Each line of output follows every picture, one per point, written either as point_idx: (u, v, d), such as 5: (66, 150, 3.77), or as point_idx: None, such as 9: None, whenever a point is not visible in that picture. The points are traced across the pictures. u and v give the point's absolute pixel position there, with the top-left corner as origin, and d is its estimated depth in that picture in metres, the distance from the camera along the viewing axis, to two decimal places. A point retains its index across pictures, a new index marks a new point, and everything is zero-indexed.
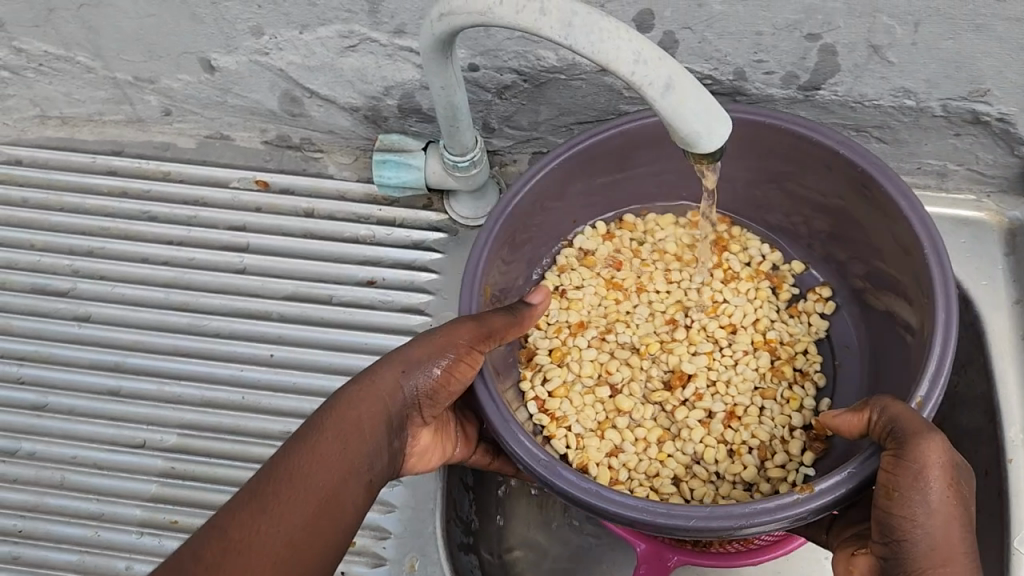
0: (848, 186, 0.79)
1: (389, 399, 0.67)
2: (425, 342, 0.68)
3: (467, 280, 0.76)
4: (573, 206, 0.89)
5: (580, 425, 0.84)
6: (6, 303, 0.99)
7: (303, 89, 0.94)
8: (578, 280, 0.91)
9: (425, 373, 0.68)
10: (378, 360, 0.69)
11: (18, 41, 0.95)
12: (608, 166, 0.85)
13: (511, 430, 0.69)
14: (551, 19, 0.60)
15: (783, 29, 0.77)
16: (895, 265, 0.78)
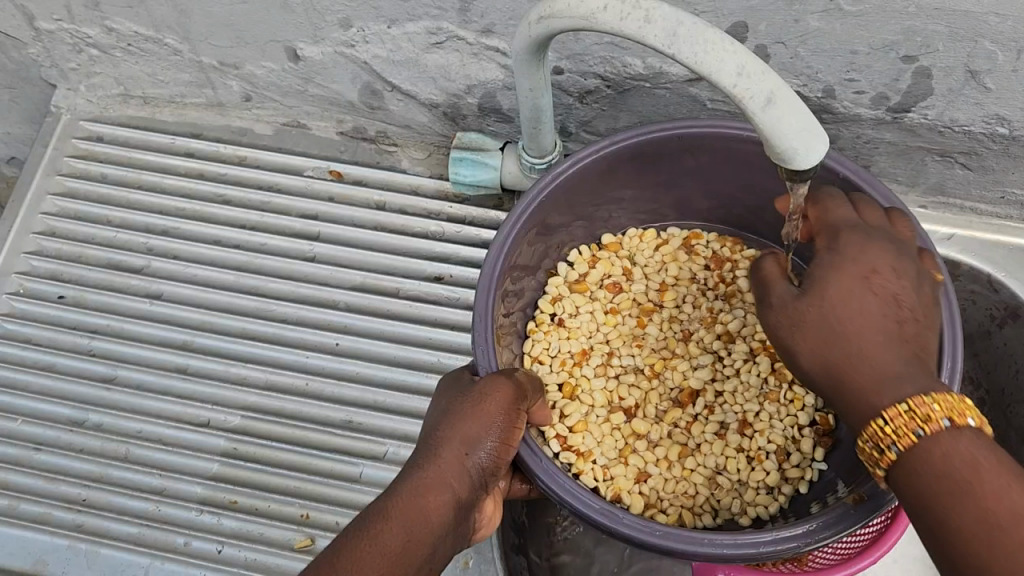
0: None
1: (452, 485, 0.60)
2: (474, 415, 0.62)
3: (481, 328, 0.69)
4: (569, 227, 0.85)
5: (603, 455, 0.81)
6: (81, 276, 1.01)
7: (385, 83, 0.95)
8: (573, 306, 0.87)
9: (482, 448, 0.61)
10: (427, 445, 0.62)
11: (110, 20, 0.96)
12: (604, 183, 0.80)
13: (562, 483, 0.64)
14: (656, 28, 0.59)
15: (879, 49, 0.76)
16: None
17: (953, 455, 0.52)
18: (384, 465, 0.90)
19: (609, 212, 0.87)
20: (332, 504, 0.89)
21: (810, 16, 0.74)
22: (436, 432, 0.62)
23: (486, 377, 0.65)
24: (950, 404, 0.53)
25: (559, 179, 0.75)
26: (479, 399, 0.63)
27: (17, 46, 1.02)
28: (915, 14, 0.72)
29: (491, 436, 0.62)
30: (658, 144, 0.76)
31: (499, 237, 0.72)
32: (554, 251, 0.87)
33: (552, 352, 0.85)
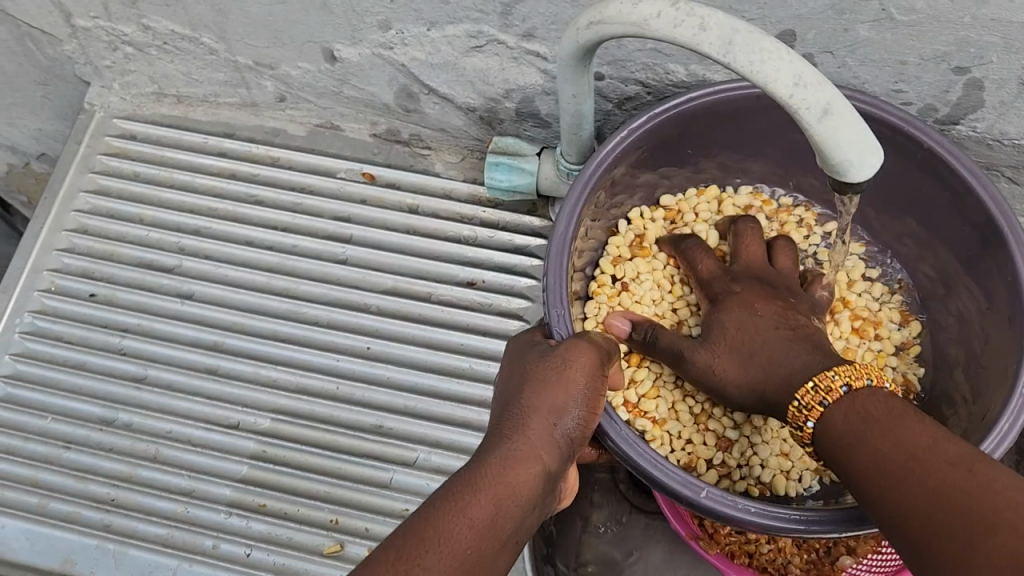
0: (920, 172, 0.78)
1: (541, 453, 0.61)
2: (559, 383, 0.64)
3: (556, 285, 0.72)
4: (632, 187, 0.87)
5: (677, 423, 0.83)
6: (112, 274, 1.01)
7: (422, 86, 0.94)
8: (636, 273, 0.88)
9: (569, 417, 0.63)
10: (513, 414, 0.63)
11: (148, 19, 0.96)
12: (668, 144, 0.83)
13: (646, 455, 0.66)
14: (710, 35, 0.58)
15: (930, 60, 0.75)
16: (964, 247, 0.78)
17: (861, 403, 0.60)
18: (415, 471, 0.89)
19: (669, 174, 0.89)
20: (361, 510, 0.88)
21: (861, 25, 0.73)
22: (522, 402, 0.63)
23: (564, 343, 0.67)
24: (849, 369, 0.63)
25: (633, 134, 0.77)
26: (561, 366, 0.64)
27: (53, 43, 1.02)
28: (969, 25, 0.70)
29: (576, 405, 0.63)
30: (731, 102, 0.79)
31: (565, 202, 0.74)
32: (614, 211, 0.88)
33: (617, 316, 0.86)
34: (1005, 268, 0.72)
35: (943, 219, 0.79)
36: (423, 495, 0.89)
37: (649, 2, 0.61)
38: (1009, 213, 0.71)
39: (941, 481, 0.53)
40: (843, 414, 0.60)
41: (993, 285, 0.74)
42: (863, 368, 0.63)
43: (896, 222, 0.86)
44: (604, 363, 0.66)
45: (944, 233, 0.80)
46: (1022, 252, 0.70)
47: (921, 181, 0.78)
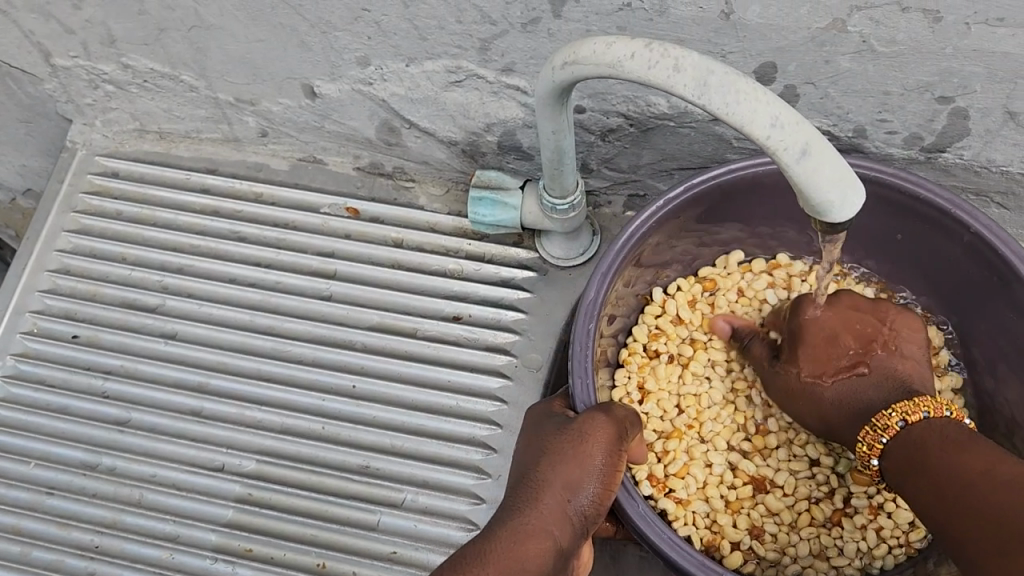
0: (962, 252, 0.78)
1: (554, 529, 0.63)
2: (574, 458, 0.65)
3: (580, 355, 0.74)
4: (665, 258, 0.88)
5: (703, 502, 0.83)
6: (95, 315, 1.00)
7: (403, 121, 0.93)
8: (672, 347, 0.88)
9: (584, 493, 0.65)
10: (528, 488, 0.65)
11: (126, 57, 0.95)
12: (700, 219, 0.84)
13: (663, 534, 0.69)
14: (685, 76, 0.57)
15: (913, 90, 0.74)
16: (1004, 327, 0.78)
17: (915, 438, 0.69)
18: (403, 513, 0.88)
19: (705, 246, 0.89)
20: (349, 553, 0.87)
21: (841, 56, 0.72)
22: (537, 476, 0.65)
23: (581, 416, 0.68)
24: (907, 405, 0.71)
25: (667, 207, 0.78)
26: (577, 440, 0.66)
27: (33, 82, 1.01)
28: (951, 55, 0.69)
29: (592, 481, 0.65)
30: (769, 174, 0.80)
31: (591, 276, 0.76)
32: (649, 278, 0.88)
33: (646, 386, 0.86)
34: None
35: (982, 295, 0.79)
36: (411, 536, 0.87)
37: (623, 43, 0.60)
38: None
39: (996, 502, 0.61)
40: (903, 446, 0.69)
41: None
42: (922, 401, 0.71)
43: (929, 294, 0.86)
44: (621, 438, 0.67)
45: (983, 308, 0.80)
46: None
47: (961, 256, 0.79)
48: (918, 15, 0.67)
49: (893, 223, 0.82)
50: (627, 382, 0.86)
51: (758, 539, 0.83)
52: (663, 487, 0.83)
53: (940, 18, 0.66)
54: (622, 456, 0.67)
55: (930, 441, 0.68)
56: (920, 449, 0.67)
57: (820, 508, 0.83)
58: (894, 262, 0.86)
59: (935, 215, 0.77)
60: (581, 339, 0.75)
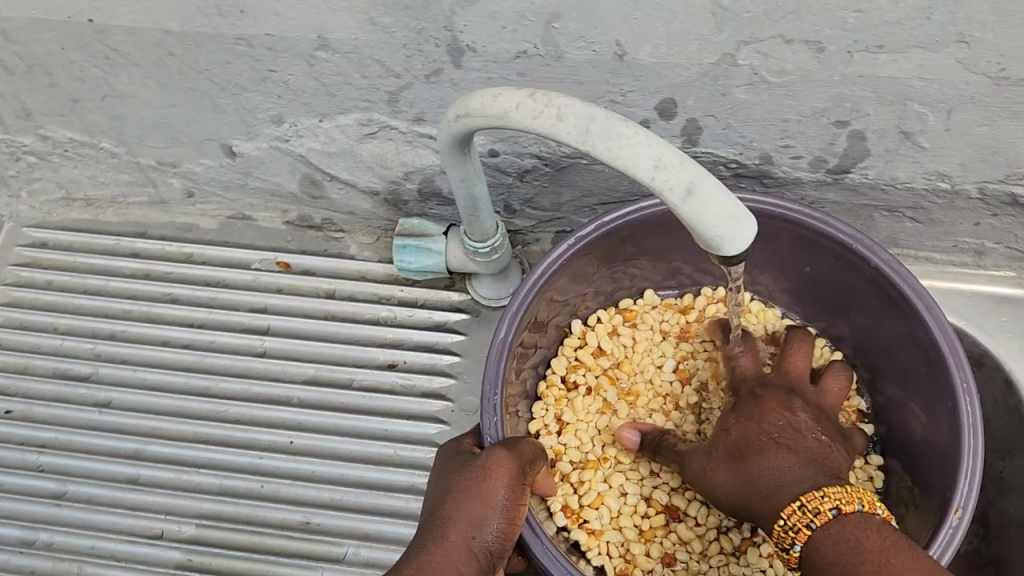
0: (863, 282, 0.80)
1: (458, 566, 0.62)
2: (477, 493, 0.65)
3: (490, 392, 0.75)
4: (581, 293, 0.90)
5: (616, 532, 0.85)
6: (27, 388, 0.99)
7: (324, 174, 0.94)
8: (590, 378, 0.91)
9: (488, 528, 0.64)
10: (433, 527, 0.64)
11: (44, 129, 0.95)
12: (609, 255, 0.86)
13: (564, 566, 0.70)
14: (568, 124, 0.58)
15: (809, 116, 0.75)
16: (902, 358, 0.81)
17: (853, 533, 0.60)
18: (345, 567, 0.88)
19: (622, 281, 0.92)
20: None
21: (737, 89, 0.73)
22: (442, 514, 0.64)
23: (485, 452, 0.68)
24: (840, 493, 0.63)
25: (578, 246, 0.80)
26: (479, 476, 0.66)
27: None
28: (841, 82, 0.71)
29: (496, 516, 0.64)
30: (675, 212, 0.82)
31: (503, 319, 0.77)
32: (566, 313, 0.91)
33: (563, 418, 0.89)
34: (944, 390, 0.75)
35: (885, 332, 0.82)
36: None
37: (509, 94, 0.61)
38: (952, 338, 0.74)
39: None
40: (834, 541, 0.60)
41: (933, 406, 0.77)
42: (855, 491, 0.63)
43: (838, 326, 0.89)
44: (522, 470, 0.67)
45: (885, 345, 0.83)
46: (964, 380, 0.73)
47: (864, 291, 0.81)
48: (803, 47, 0.68)
49: (801, 257, 0.84)
50: (545, 414, 0.89)
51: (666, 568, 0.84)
52: (575, 516, 0.85)
53: (824, 49, 0.68)
54: (525, 490, 0.67)
55: (868, 536, 0.60)
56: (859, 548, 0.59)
57: (729, 538, 0.84)
58: (805, 292, 0.89)
59: (841, 251, 0.79)
60: (492, 379, 0.76)
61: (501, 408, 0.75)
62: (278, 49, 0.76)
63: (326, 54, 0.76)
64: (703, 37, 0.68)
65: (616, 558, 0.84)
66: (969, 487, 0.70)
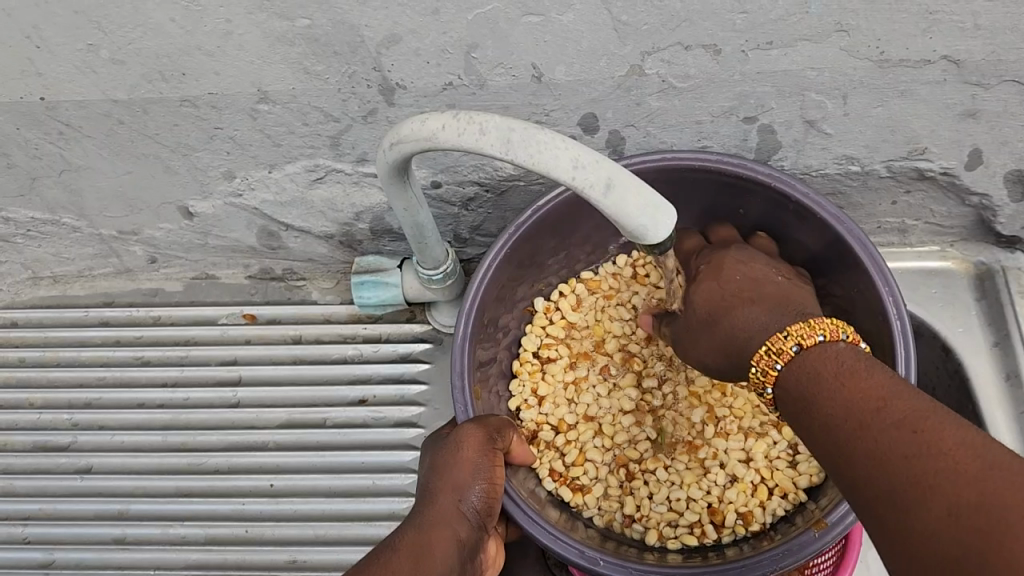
0: (787, 212, 0.84)
1: (452, 524, 0.64)
2: (458, 459, 0.68)
3: (458, 381, 0.79)
4: (537, 275, 0.94)
5: (601, 485, 0.89)
6: (8, 464, 1.02)
7: (279, 224, 0.99)
8: (557, 351, 0.95)
9: (472, 493, 0.67)
10: (422, 496, 0.66)
11: (6, 211, 0.99)
12: (554, 233, 0.89)
13: (546, 530, 0.73)
14: (491, 137, 0.63)
15: (720, 115, 0.81)
16: (839, 279, 0.85)
17: (812, 363, 0.62)
18: None
19: (579, 252, 0.96)
20: None
21: (650, 97, 0.79)
22: (428, 486, 0.67)
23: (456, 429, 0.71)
24: (802, 329, 0.65)
25: (521, 230, 0.83)
26: (457, 444, 0.69)
27: None
28: (741, 81, 0.77)
29: (477, 481, 0.68)
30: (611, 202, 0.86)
31: (456, 327, 0.81)
32: (526, 293, 0.95)
33: (540, 391, 0.93)
34: (878, 307, 0.78)
35: (820, 258, 0.86)
36: None
37: (434, 118, 0.65)
38: (878, 258, 0.78)
39: (892, 442, 0.52)
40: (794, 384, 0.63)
41: (870, 322, 0.81)
42: (818, 324, 0.65)
43: None
44: (493, 440, 0.71)
45: (826, 273, 0.87)
46: (889, 293, 0.77)
47: (793, 224, 0.85)
48: (701, 51, 0.74)
49: (734, 202, 0.88)
50: (522, 391, 0.93)
51: (653, 513, 0.87)
52: (561, 475, 0.89)
53: (720, 51, 0.74)
54: (499, 455, 0.71)
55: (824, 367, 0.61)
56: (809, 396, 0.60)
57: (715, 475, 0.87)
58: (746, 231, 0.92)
59: (762, 190, 0.83)
60: (460, 366, 0.80)
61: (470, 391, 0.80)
62: (222, 106, 0.82)
63: (267, 107, 0.82)
64: (610, 52, 0.74)
65: (604, 510, 0.88)
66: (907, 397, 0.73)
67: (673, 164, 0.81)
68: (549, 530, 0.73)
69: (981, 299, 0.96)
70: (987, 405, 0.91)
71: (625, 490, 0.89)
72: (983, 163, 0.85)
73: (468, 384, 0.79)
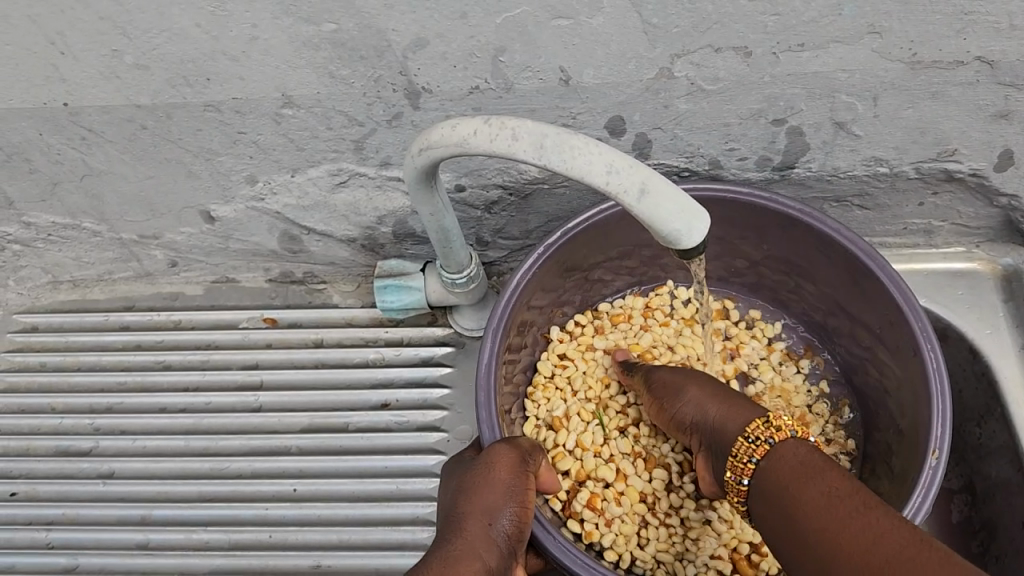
0: (812, 245, 0.86)
1: (482, 552, 0.63)
2: (488, 486, 0.67)
3: (483, 397, 0.79)
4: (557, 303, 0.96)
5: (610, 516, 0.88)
6: (31, 468, 1.02)
7: (301, 228, 0.98)
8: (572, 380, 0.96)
9: (502, 516, 0.66)
10: (450, 524, 0.65)
11: (27, 216, 0.98)
12: (577, 262, 0.91)
13: (579, 559, 0.73)
14: (523, 143, 0.61)
15: (748, 118, 0.81)
16: (861, 311, 0.87)
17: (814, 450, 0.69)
18: None
19: (596, 284, 0.98)
20: None
21: (677, 100, 0.79)
22: (457, 510, 0.66)
23: (487, 451, 0.71)
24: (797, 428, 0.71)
25: (548, 251, 0.85)
26: (486, 470, 0.68)
27: None
28: (771, 83, 0.76)
29: (509, 504, 0.67)
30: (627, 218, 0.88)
31: (485, 342, 0.81)
32: (545, 321, 0.96)
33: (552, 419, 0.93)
34: (904, 336, 0.80)
35: (840, 287, 0.88)
36: None
37: (465, 123, 0.64)
38: (905, 288, 0.79)
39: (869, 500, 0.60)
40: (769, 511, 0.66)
41: (896, 348, 0.82)
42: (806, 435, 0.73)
43: (798, 290, 0.95)
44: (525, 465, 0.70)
45: (848, 309, 0.89)
46: (918, 319, 0.78)
47: (817, 257, 0.87)
48: (731, 53, 0.73)
49: (757, 237, 0.90)
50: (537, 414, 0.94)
51: (658, 547, 0.87)
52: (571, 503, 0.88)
53: (751, 52, 0.73)
54: (530, 478, 0.70)
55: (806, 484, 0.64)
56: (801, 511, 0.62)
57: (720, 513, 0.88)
58: (766, 266, 0.95)
59: (789, 221, 0.85)
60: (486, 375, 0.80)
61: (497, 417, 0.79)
62: (246, 110, 0.81)
63: (292, 111, 0.81)
64: (639, 55, 0.74)
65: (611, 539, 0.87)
66: (942, 428, 0.74)
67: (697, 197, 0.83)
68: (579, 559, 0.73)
69: (1009, 301, 0.95)
70: (1014, 405, 0.90)
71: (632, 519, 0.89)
72: (1014, 164, 0.84)
73: (493, 402, 0.79)
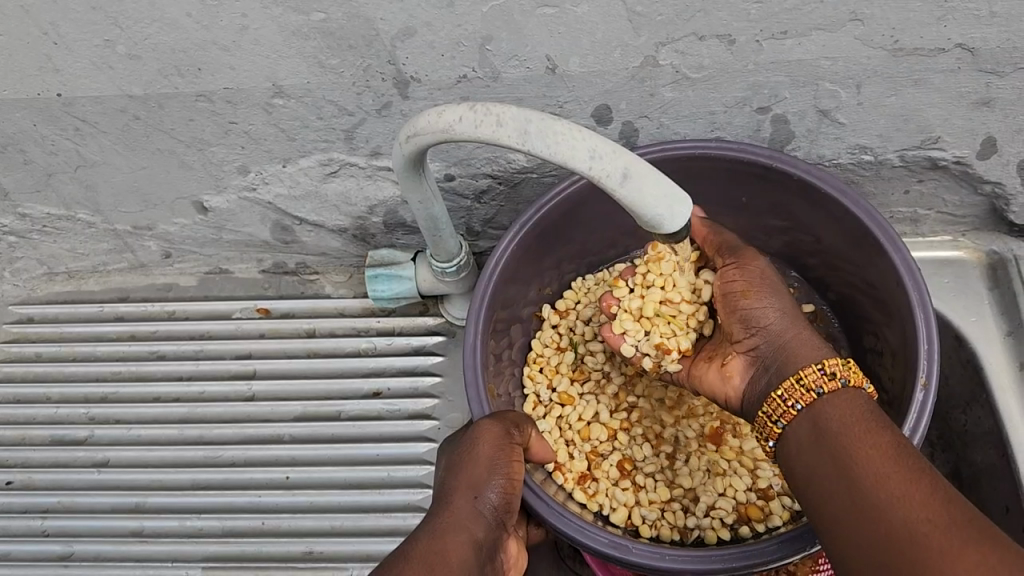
0: (787, 192, 0.84)
1: (468, 526, 0.64)
2: (473, 460, 0.68)
3: (472, 376, 0.79)
4: (544, 276, 0.94)
5: (608, 485, 0.87)
6: (27, 457, 1.03)
7: (293, 218, 0.99)
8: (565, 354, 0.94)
9: (489, 489, 0.67)
10: (438, 500, 0.66)
11: (22, 207, 0.99)
12: (559, 231, 0.89)
13: (572, 524, 0.72)
14: (508, 128, 0.62)
15: (733, 106, 0.81)
16: (848, 254, 0.85)
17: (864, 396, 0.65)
18: None
19: (584, 251, 0.96)
20: None
21: (662, 88, 0.79)
22: (443, 487, 0.67)
23: (472, 427, 0.71)
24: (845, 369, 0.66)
25: (523, 231, 0.83)
26: (472, 445, 0.69)
27: None
28: (755, 71, 0.77)
29: (493, 477, 0.67)
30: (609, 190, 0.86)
31: (469, 326, 0.81)
32: (534, 297, 0.95)
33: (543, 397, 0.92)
34: (890, 273, 0.78)
35: (826, 234, 0.86)
36: None
37: (451, 109, 0.65)
38: (887, 227, 0.77)
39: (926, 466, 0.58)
40: (806, 454, 0.64)
41: (883, 286, 0.80)
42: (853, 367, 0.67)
43: (787, 240, 0.93)
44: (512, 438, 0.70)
45: (838, 254, 0.86)
46: (903, 259, 0.76)
47: (796, 202, 0.85)
48: (714, 41, 0.74)
49: (735, 188, 0.88)
50: (536, 390, 0.93)
51: (660, 508, 0.85)
52: (572, 473, 0.87)
53: (734, 41, 0.74)
54: (516, 449, 0.70)
55: (857, 446, 0.60)
56: (847, 473, 0.59)
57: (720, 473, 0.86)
58: (745, 218, 0.93)
59: (761, 172, 0.83)
60: (472, 361, 0.80)
61: (485, 395, 0.78)
62: (237, 100, 0.82)
63: (282, 101, 0.82)
64: (624, 43, 0.75)
65: (613, 507, 0.85)
66: (929, 358, 0.72)
67: (674, 155, 0.81)
68: (573, 522, 0.72)
69: (995, 288, 0.96)
70: (998, 389, 0.90)
71: (631, 486, 0.87)
72: (997, 152, 0.85)
73: (480, 384, 0.78)
